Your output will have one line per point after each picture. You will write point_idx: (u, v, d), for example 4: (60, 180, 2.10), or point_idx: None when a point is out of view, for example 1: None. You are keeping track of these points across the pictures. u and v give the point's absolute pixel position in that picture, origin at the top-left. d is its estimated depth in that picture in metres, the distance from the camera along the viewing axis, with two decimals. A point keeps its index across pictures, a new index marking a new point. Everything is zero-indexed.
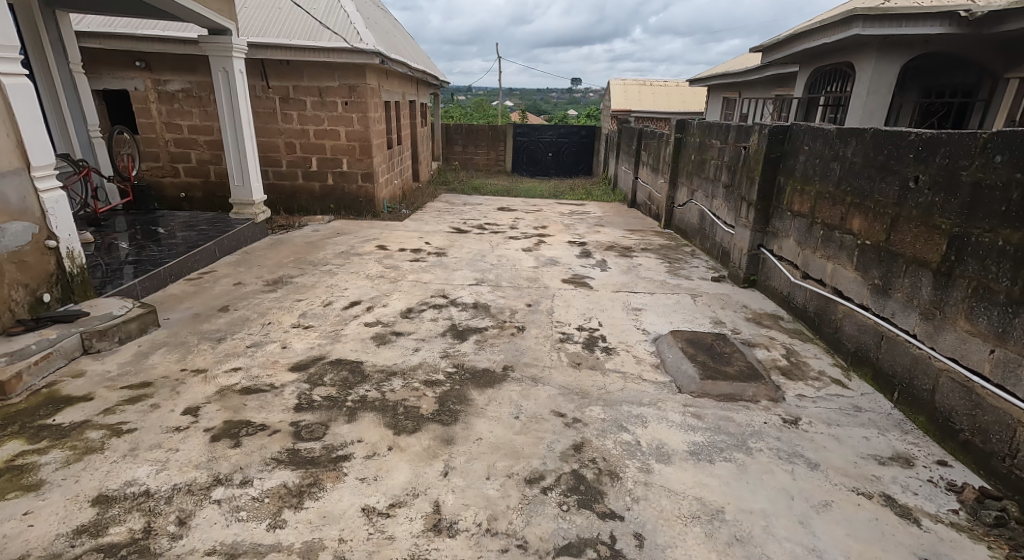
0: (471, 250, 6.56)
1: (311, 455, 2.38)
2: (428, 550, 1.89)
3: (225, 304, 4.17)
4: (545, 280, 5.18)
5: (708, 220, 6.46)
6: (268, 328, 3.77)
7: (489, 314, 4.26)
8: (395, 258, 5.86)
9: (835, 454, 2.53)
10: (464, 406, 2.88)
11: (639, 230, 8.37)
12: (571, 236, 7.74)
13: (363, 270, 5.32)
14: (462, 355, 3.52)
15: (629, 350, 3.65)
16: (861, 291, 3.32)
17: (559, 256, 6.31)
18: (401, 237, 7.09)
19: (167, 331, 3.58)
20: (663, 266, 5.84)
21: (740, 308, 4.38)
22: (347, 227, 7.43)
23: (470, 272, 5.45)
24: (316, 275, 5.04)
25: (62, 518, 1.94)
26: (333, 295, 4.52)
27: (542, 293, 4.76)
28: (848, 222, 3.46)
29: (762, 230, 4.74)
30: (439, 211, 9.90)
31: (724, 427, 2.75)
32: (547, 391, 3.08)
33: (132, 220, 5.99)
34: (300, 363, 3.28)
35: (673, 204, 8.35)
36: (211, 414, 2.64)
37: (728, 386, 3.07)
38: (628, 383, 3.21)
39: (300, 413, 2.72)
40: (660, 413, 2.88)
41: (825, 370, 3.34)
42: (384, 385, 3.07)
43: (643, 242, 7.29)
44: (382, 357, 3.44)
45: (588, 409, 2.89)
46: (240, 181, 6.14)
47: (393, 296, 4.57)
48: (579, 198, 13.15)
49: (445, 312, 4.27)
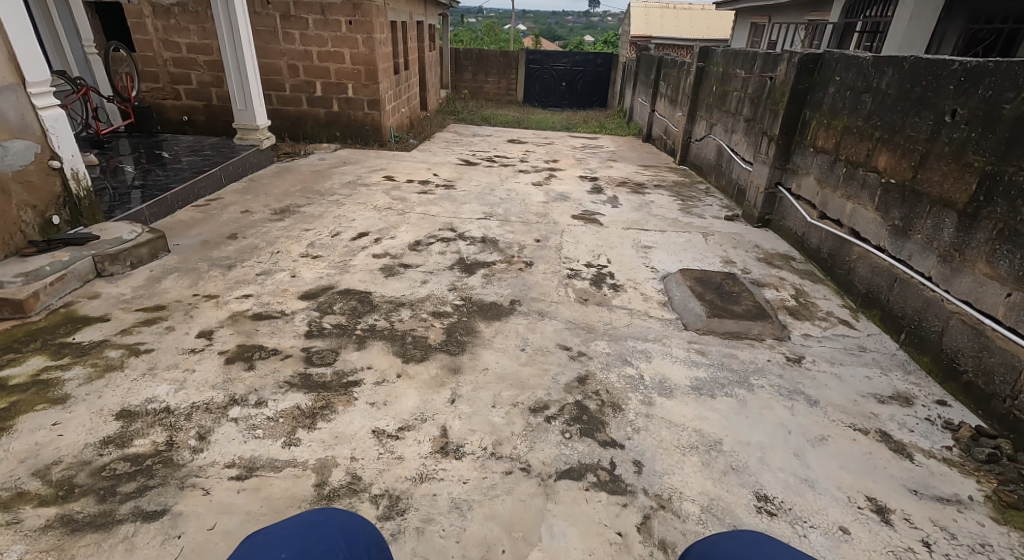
0: (481, 183, 6.45)
1: (322, 379, 2.45)
2: (436, 470, 1.96)
3: (234, 232, 4.17)
4: (555, 215, 5.12)
5: (724, 157, 6.28)
6: (277, 257, 3.79)
7: (497, 248, 4.24)
8: (404, 190, 5.78)
9: (835, 392, 2.57)
10: (472, 337, 2.93)
11: (653, 165, 8.19)
12: (582, 171, 7.58)
13: (371, 201, 5.27)
14: (470, 288, 3.54)
15: (637, 288, 3.64)
16: (879, 232, 3.26)
17: (569, 191, 6.21)
18: (409, 168, 6.97)
19: (178, 256, 3.61)
20: (675, 204, 5.74)
21: (751, 248, 4.33)
22: (353, 156, 7.30)
23: (479, 205, 5.38)
24: (324, 205, 5.00)
25: (88, 429, 2.03)
26: (341, 226, 4.51)
27: (551, 229, 4.72)
28: (874, 159, 3.34)
29: (781, 167, 4.61)
30: (448, 142, 9.68)
31: (727, 363, 2.79)
32: (553, 325, 3.11)
33: (136, 143, 5.90)
34: (310, 292, 3.32)
35: (690, 140, 8.09)
36: (225, 338, 2.71)
37: (735, 324, 3.08)
38: (634, 319, 3.23)
39: (311, 339, 2.78)
40: (665, 349, 2.92)
41: (833, 311, 3.34)
42: (393, 316, 3.11)
43: (656, 179, 7.13)
44: (391, 288, 3.47)
45: (594, 343, 2.93)
46: (243, 105, 5.99)
47: (401, 228, 4.55)
48: (592, 131, 12.80)
49: (454, 245, 4.26)
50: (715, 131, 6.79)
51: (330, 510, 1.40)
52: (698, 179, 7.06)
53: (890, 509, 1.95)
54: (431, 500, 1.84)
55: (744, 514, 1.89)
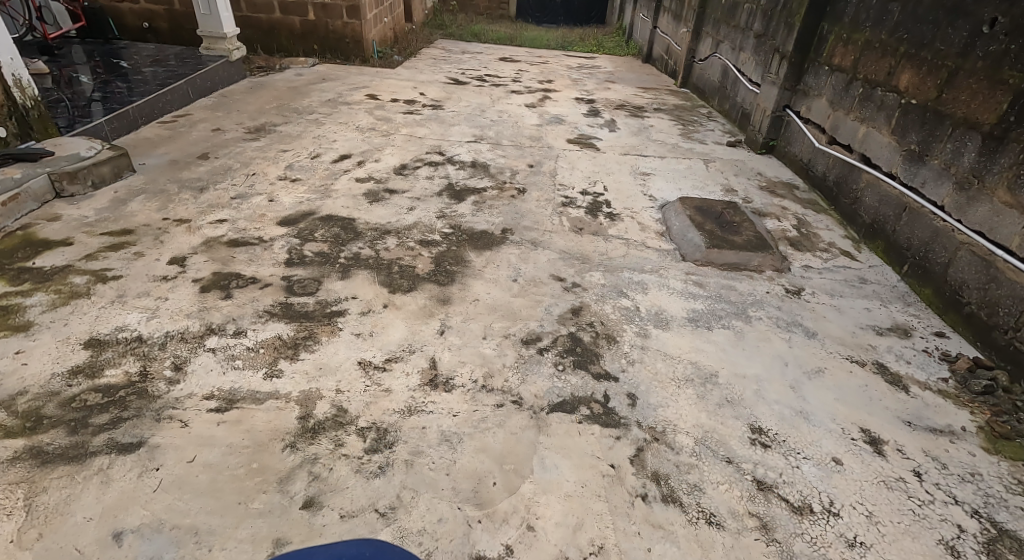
0: (471, 103, 6.10)
1: (304, 309, 2.34)
2: (425, 403, 1.90)
3: (206, 151, 3.91)
4: (549, 139, 4.87)
5: (729, 79, 5.95)
6: (253, 179, 3.57)
7: (488, 174, 4.04)
8: (389, 110, 5.45)
9: (834, 324, 2.51)
10: (461, 267, 2.81)
11: (652, 87, 7.80)
12: (577, 92, 7.20)
13: (354, 121, 4.96)
14: (460, 216, 3.38)
15: (634, 217, 3.50)
16: (892, 158, 3.10)
17: (564, 113, 5.90)
18: (394, 86, 6.55)
19: (144, 177, 3.38)
20: (675, 129, 5.48)
21: (753, 176, 4.15)
22: (333, 72, 6.84)
23: (469, 127, 5.10)
24: (304, 125, 4.70)
25: (55, 358, 1.92)
26: (323, 147, 4.25)
27: (545, 153, 4.49)
28: (895, 78, 3.12)
29: (790, 89, 4.35)
30: (435, 60, 9.11)
31: (724, 295, 2.72)
32: (546, 255, 3.00)
33: (92, 51, 5.43)
34: (289, 218, 3.14)
35: (692, 60, 7.67)
36: (199, 265, 2.56)
37: (734, 255, 2.98)
38: (630, 249, 3.11)
39: (291, 267, 2.64)
40: (662, 281, 2.83)
41: (835, 242, 3.25)
42: (380, 244, 2.97)
43: (656, 102, 6.79)
44: (376, 214, 3.30)
45: (588, 274, 2.84)
46: (207, 11, 5.51)
47: (388, 152, 4.31)
48: (589, 50, 12.16)
49: (443, 170, 4.05)
50: (721, 50, 6.40)
51: (381, 546, 1.27)
52: (698, 103, 6.75)
53: (884, 440, 1.93)
54: (420, 434, 1.79)
55: (738, 446, 1.86)
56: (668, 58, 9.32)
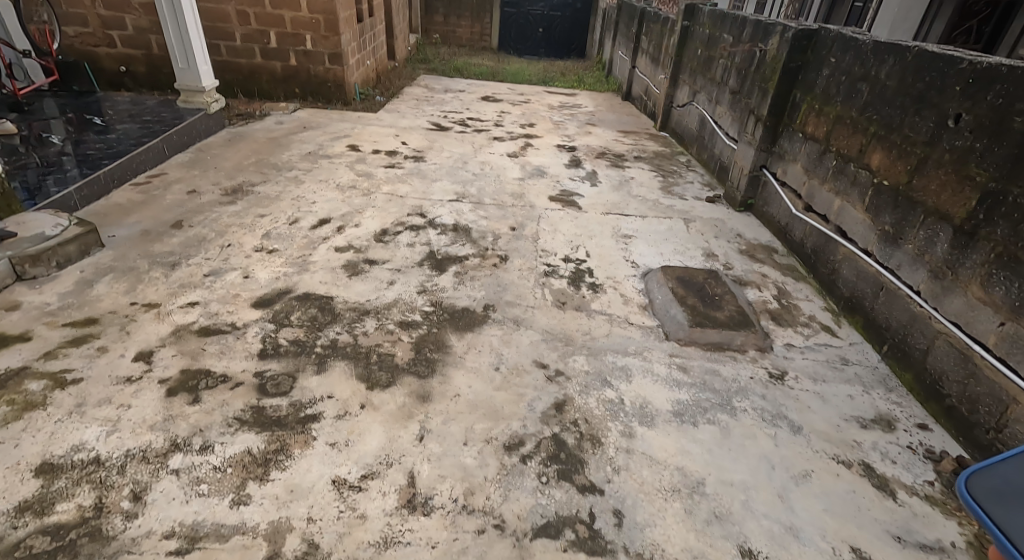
0: (453, 153, 6.09)
1: (276, 414, 2.24)
2: (402, 531, 1.81)
3: (179, 219, 3.81)
4: (531, 196, 4.86)
5: (707, 130, 6.04)
6: (228, 251, 3.47)
7: (470, 239, 4.00)
8: (371, 163, 5.41)
9: (819, 416, 2.46)
10: (442, 355, 2.74)
11: (632, 132, 7.90)
12: (559, 139, 7.25)
13: (335, 177, 4.91)
14: (441, 290, 3.32)
15: (617, 287, 3.47)
16: (867, 235, 3.12)
17: (546, 164, 5.92)
18: (376, 135, 6.53)
19: (113, 252, 3.27)
20: (656, 182, 5.51)
21: (733, 237, 4.15)
22: (314, 119, 6.80)
23: (450, 183, 5.07)
24: (282, 183, 4.63)
25: (3, 491, 1.80)
26: (302, 210, 4.18)
27: (527, 213, 4.48)
28: (866, 156, 3.17)
29: (766, 150, 4.40)
30: (417, 101, 9.14)
31: (708, 382, 2.66)
32: (529, 337, 2.94)
33: (64, 105, 5.33)
34: (264, 298, 3.05)
35: (671, 105, 7.79)
36: (167, 362, 2.45)
37: (717, 334, 2.95)
38: (614, 327, 3.07)
39: (264, 361, 2.55)
40: (646, 366, 2.77)
41: (816, 315, 3.22)
42: (358, 328, 2.89)
43: (636, 149, 6.86)
44: (354, 291, 3.22)
45: (572, 359, 2.78)
46: (185, 64, 5.44)
47: (368, 214, 4.26)
48: (570, 86, 12.34)
49: (424, 235, 4.00)
50: (698, 100, 6.50)
51: None
52: (678, 151, 6.83)
53: None
54: None
55: None
56: (647, 99, 9.48)
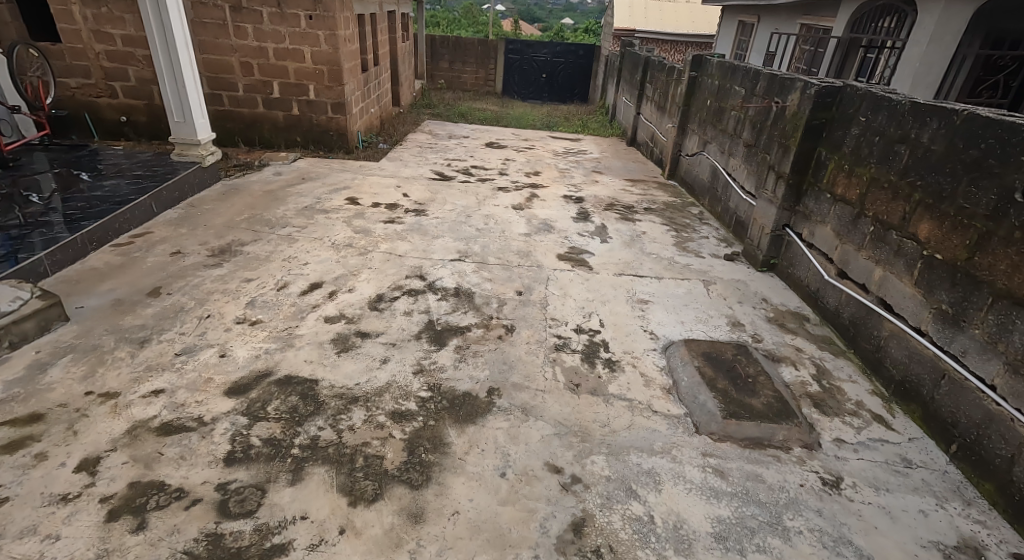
0: (455, 205, 5.84)
1: (237, 545, 1.89)
2: None
3: (157, 285, 3.50)
4: (539, 254, 4.55)
5: (720, 182, 5.78)
6: (206, 324, 3.15)
7: (473, 306, 3.67)
8: (369, 217, 5.15)
9: (890, 541, 2.06)
10: (440, 456, 2.36)
11: (641, 180, 7.66)
12: (566, 188, 7.01)
13: (330, 234, 4.63)
14: (440, 370, 2.97)
15: (636, 365, 3.10)
16: (919, 312, 2.76)
17: (554, 217, 5.64)
18: (376, 186, 6.31)
19: (77, 328, 2.95)
20: (670, 236, 5.21)
21: (759, 302, 3.80)
22: (314, 170, 6.61)
23: (453, 239, 4.78)
24: (274, 242, 4.34)
25: None
26: (292, 273, 3.87)
27: (534, 274, 4.16)
28: (911, 224, 2.84)
29: (790, 209, 4.06)
30: (421, 148, 8.99)
31: (751, 492, 2.25)
32: (539, 430, 2.56)
33: (54, 158, 5.13)
34: (240, 383, 2.69)
35: (679, 154, 7.59)
36: (114, 474, 2.09)
37: (755, 428, 2.55)
38: (635, 416, 2.69)
39: (231, 469, 2.19)
40: (677, 469, 2.37)
41: (864, 401, 2.82)
42: (343, 420, 2.53)
43: (646, 199, 6.60)
44: (342, 372, 2.87)
45: (590, 461, 2.39)
46: (181, 118, 5.25)
47: (364, 276, 3.95)
48: (575, 132, 12.27)
49: (423, 301, 3.68)
50: (709, 150, 6.27)
51: None
52: (690, 201, 6.57)
53: None
54: None
55: None
56: (654, 146, 9.32)
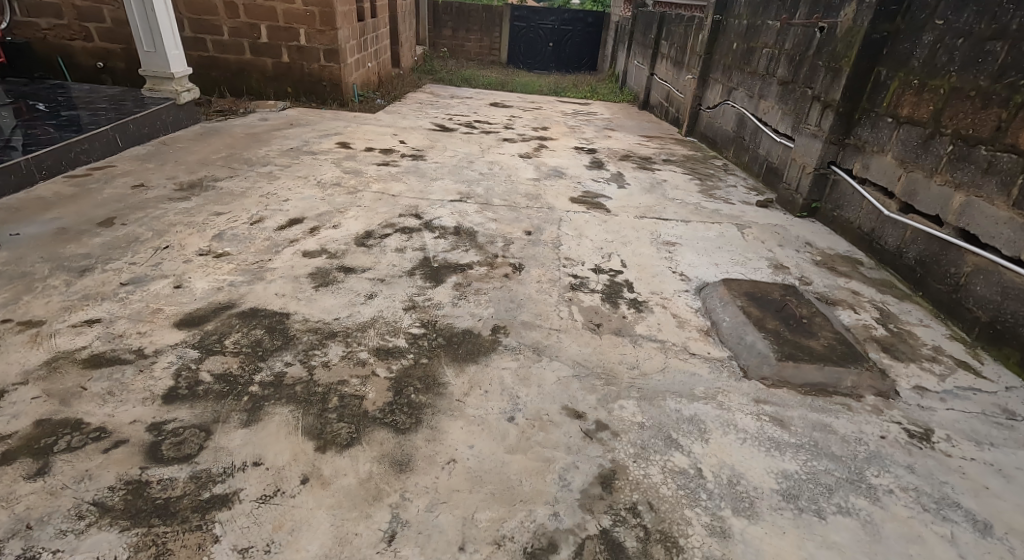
0: (457, 153, 5.35)
1: (165, 495, 1.45)
2: None
3: (111, 215, 3.05)
4: (549, 198, 4.07)
5: (747, 129, 5.27)
6: (162, 255, 2.69)
7: (475, 244, 3.20)
8: (361, 161, 4.67)
9: (1008, 504, 1.61)
10: (433, 398, 1.92)
11: (657, 137, 7.15)
12: (576, 142, 6.50)
13: (316, 174, 4.15)
14: (436, 306, 2.51)
15: (666, 306, 2.63)
16: (1017, 240, 2.30)
17: (564, 165, 5.15)
18: (371, 134, 5.81)
19: (7, 254, 2.51)
20: (693, 185, 4.72)
21: (802, 244, 3.32)
22: (304, 118, 6.11)
23: (453, 182, 4.30)
24: (252, 179, 3.87)
25: None
26: (269, 209, 3.41)
27: (545, 215, 3.68)
28: (1010, 136, 2.36)
29: (837, 143, 3.50)
30: (421, 105, 8.47)
31: (821, 444, 1.80)
32: (555, 372, 2.11)
33: (13, 92, 4.66)
34: (194, 315, 2.25)
35: (699, 108, 7.06)
36: (19, 410, 1.66)
37: (817, 372, 2.08)
38: (669, 358, 2.23)
39: (170, 406, 1.75)
40: (725, 417, 1.91)
41: (943, 347, 2.36)
42: (316, 357, 2.08)
43: (664, 153, 6.09)
44: (319, 306, 2.42)
45: (617, 405, 1.94)
46: (152, 48, 4.76)
47: (351, 214, 3.48)
48: (583, 97, 11.70)
49: (418, 239, 3.21)
50: (734, 98, 5.74)
51: None
52: (711, 155, 6.05)
53: None
54: None
55: None
56: (669, 106, 8.77)
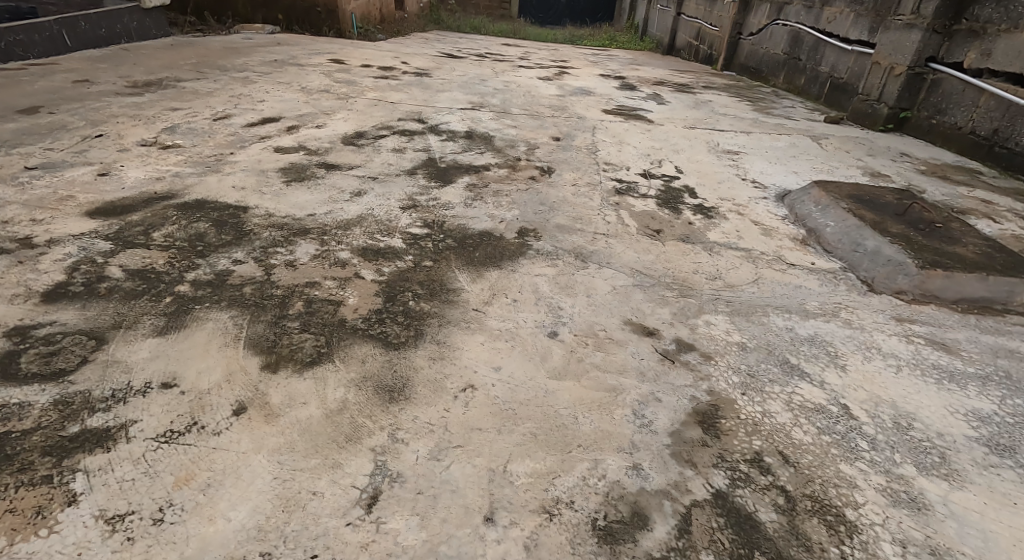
0: (468, 73, 4.69)
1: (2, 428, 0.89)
2: None
3: (38, 107, 2.49)
4: (577, 109, 3.44)
5: (806, 47, 4.57)
6: (91, 144, 2.15)
7: (492, 147, 2.59)
8: (358, 74, 4.03)
9: None
10: (440, 307, 1.34)
11: (690, 70, 6.41)
12: (601, 71, 5.81)
13: (302, 82, 3.54)
14: (444, 206, 1.92)
15: (743, 212, 2.03)
16: None
17: (590, 86, 4.49)
18: (370, 55, 5.15)
19: None
20: (743, 105, 4.06)
21: (897, 154, 2.68)
22: (294, 39, 5.47)
23: (463, 94, 3.67)
24: (224, 83, 3.28)
25: None
26: (240, 108, 2.82)
27: (574, 124, 3.06)
28: None
29: (943, 31, 2.89)
30: (426, 40, 7.75)
31: (1016, 376, 1.21)
32: (608, 280, 1.52)
33: None
34: (116, 205, 1.69)
35: (740, 37, 6.35)
36: None
37: (979, 284, 1.48)
38: (761, 268, 1.63)
39: (48, 307, 1.20)
40: (864, 338, 1.31)
41: None
42: (279, 256, 1.50)
43: (702, 82, 5.40)
44: (291, 201, 1.84)
45: (704, 321, 1.35)
46: None
47: (342, 116, 2.88)
48: (601, 45, 10.87)
49: (422, 141, 2.61)
50: (788, 16, 5.01)
51: None
52: (757, 85, 5.35)
53: None
54: None
55: None
56: (700, 44, 7.98)
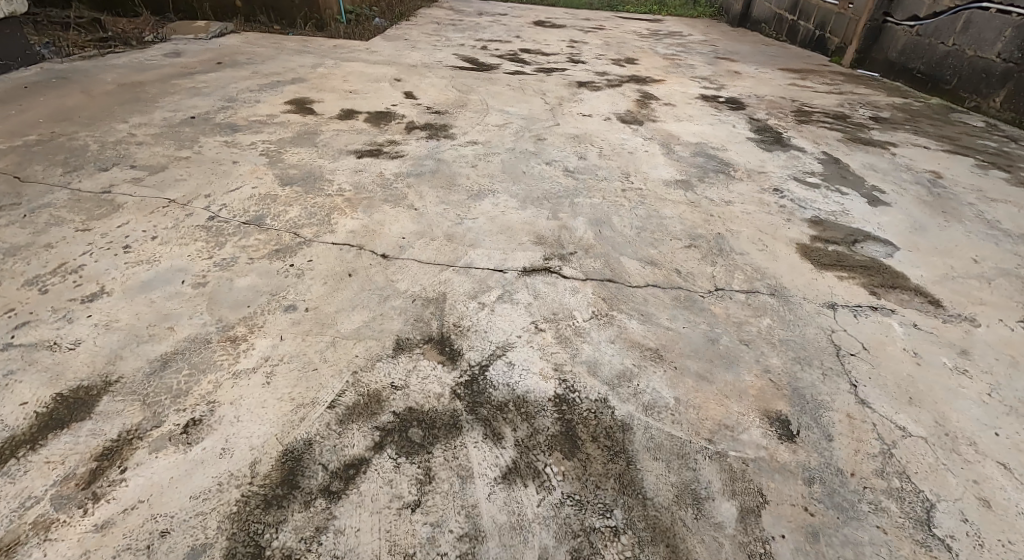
0: (507, 115, 2.96)
1: None
2: None
3: None
4: (745, 251, 1.77)
5: None
6: None
7: (642, 518, 0.98)
8: (329, 148, 2.36)
9: None
10: None
11: (811, 72, 4.58)
12: (694, 84, 4.00)
13: (216, 195, 1.91)
14: None
15: None
16: None
17: (708, 141, 2.77)
18: (355, 79, 3.43)
19: None
20: (1004, 188, 2.33)
21: None
22: (246, 53, 3.76)
23: (517, 202, 2.01)
24: (48, 221, 1.66)
25: None
26: (24, 348, 1.22)
27: (783, 334, 1.41)
28: None
29: None
30: (437, 25, 5.91)
31: None
32: None
33: None
34: None
35: (884, 20, 4.42)
36: None
37: None
38: None
39: None
40: None
41: None
42: None
43: (861, 105, 3.58)
44: None
45: None
46: None
47: (265, 355, 1.26)
48: (649, 9, 8.77)
49: (456, 501, 0.99)
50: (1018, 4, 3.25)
51: None
52: (949, 110, 3.54)
53: None
54: None
55: None
56: (799, 19, 5.96)
